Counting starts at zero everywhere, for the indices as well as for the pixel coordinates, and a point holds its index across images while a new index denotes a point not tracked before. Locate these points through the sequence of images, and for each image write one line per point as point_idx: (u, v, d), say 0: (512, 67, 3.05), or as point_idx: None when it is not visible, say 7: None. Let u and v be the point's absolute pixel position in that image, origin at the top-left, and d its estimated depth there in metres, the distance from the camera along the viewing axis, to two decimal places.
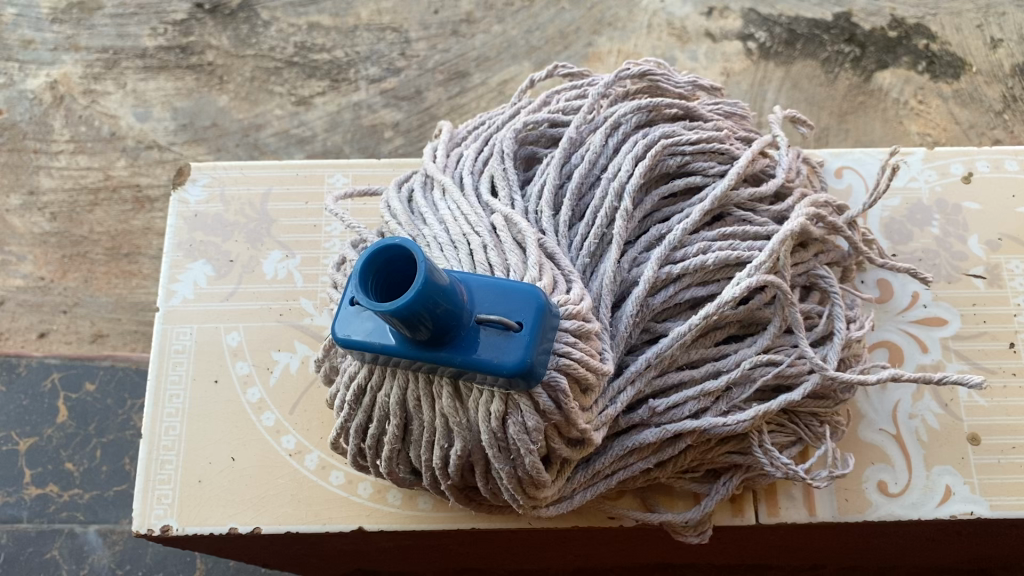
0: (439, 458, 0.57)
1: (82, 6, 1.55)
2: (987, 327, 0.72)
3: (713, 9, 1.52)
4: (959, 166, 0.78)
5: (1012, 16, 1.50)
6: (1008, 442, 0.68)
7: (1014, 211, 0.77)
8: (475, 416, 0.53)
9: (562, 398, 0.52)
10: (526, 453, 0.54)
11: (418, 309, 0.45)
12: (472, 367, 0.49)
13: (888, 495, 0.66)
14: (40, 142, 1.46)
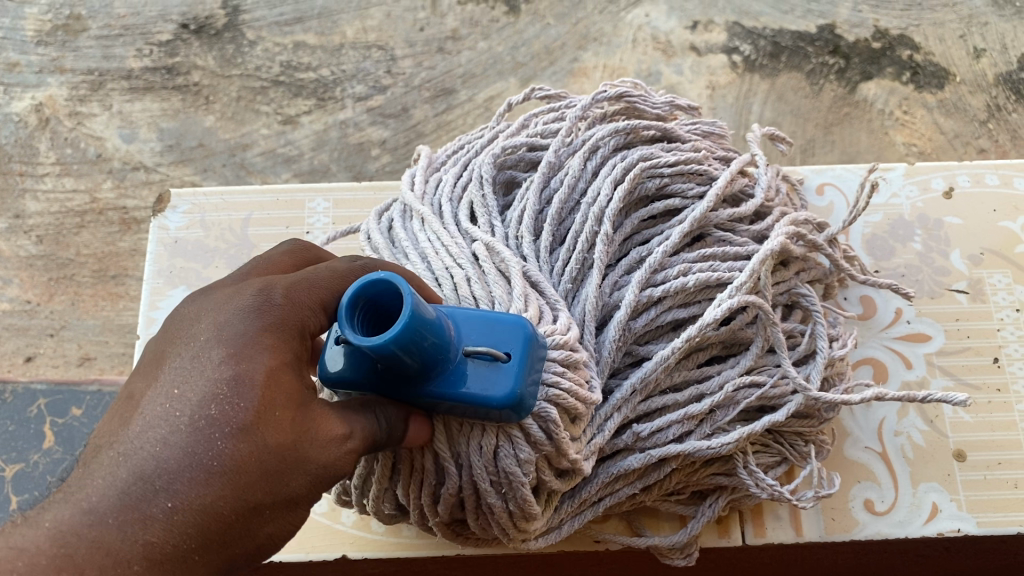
0: (429, 497, 0.56)
1: (67, 29, 1.55)
2: (970, 342, 0.72)
3: (698, 23, 1.53)
4: (939, 181, 0.79)
5: (994, 26, 1.51)
6: (993, 457, 0.68)
7: (996, 225, 0.77)
8: (465, 451, 0.53)
9: (552, 429, 0.52)
10: (519, 486, 0.53)
11: (408, 342, 0.44)
12: (461, 400, 0.49)
13: (875, 514, 0.66)
14: (26, 165, 1.46)
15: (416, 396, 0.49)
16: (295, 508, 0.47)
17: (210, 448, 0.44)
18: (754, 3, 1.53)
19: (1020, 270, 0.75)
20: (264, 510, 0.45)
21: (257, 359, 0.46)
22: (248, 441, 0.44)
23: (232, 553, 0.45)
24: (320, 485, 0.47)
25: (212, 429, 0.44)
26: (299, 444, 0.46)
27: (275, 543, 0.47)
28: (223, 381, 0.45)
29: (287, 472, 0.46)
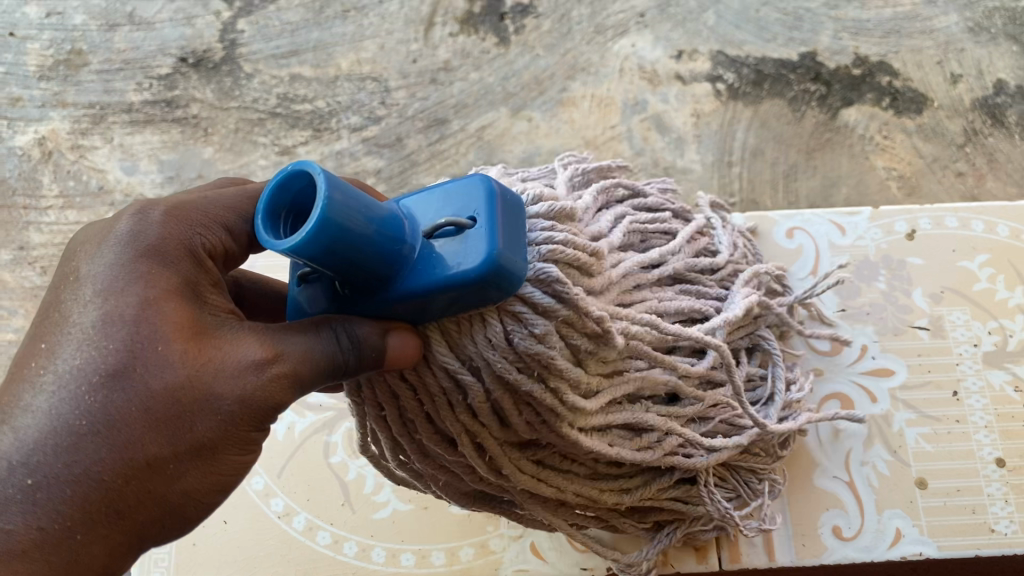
0: (466, 413, 0.58)
1: (68, 63, 1.59)
2: (931, 376, 0.78)
3: (682, 52, 1.57)
4: (903, 223, 0.85)
5: (970, 52, 1.56)
6: (952, 484, 0.74)
7: (956, 263, 0.83)
8: (479, 349, 0.55)
9: (560, 289, 0.53)
10: (548, 359, 0.55)
11: (334, 230, 0.46)
12: (437, 289, 0.50)
13: (843, 539, 0.73)
14: (29, 198, 1.49)
15: (396, 301, 0.52)
16: (213, 451, 0.53)
17: (100, 403, 0.51)
18: (737, 32, 1.58)
19: (977, 306, 0.81)
20: (176, 457, 0.52)
21: (136, 304, 0.53)
22: (134, 387, 0.51)
23: (152, 500, 0.53)
24: (229, 421, 0.53)
25: (97, 383, 0.51)
26: (195, 383, 0.52)
27: (200, 486, 0.54)
28: (106, 338, 0.52)
29: (188, 415, 0.52)
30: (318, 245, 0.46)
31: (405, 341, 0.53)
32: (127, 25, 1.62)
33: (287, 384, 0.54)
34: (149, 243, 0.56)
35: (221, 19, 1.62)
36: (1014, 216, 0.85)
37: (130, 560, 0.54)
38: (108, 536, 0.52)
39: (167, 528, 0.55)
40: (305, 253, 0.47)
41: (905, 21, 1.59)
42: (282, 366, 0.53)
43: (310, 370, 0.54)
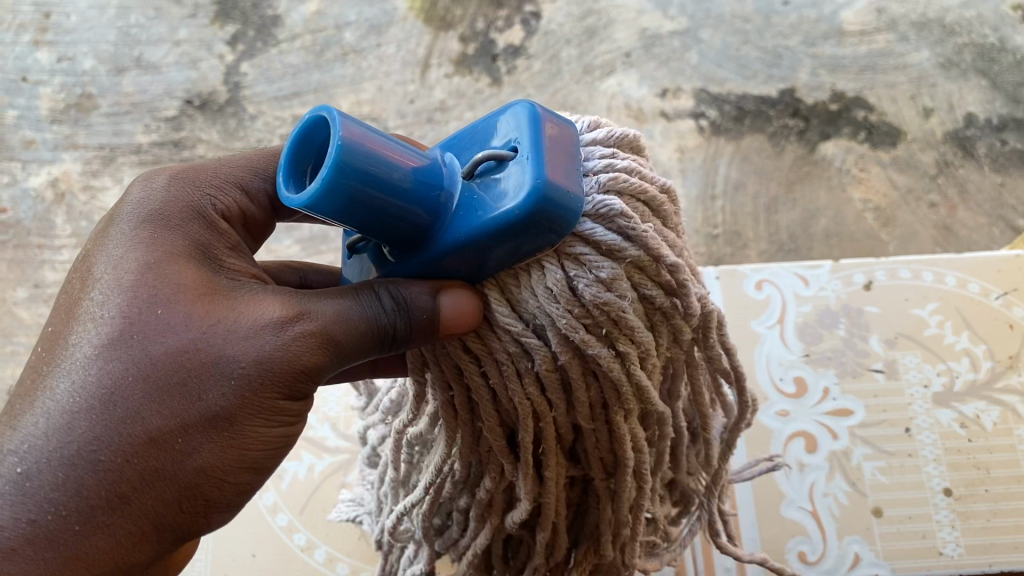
0: (533, 383, 0.59)
1: (79, 107, 1.66)
2: (885, 415, 0.90)
3: (667, 90, 1.64)
4: (860, 275, 0.98)
5: (941, 87, 1.63)
6: (905, 512, 0.85)
7: (908, 311, 0.95)
8: (542, 304, 0.56)
9: (624, 221, 0.55)
10: (616, 312, 0.56)
11: (357, 178, 0.50)
12: (482, 233, 0.52)
13: (807, 562, 0.84)
14: (44, 238, 1.56)
15: (444, 252, 0.55)
16: (229, 422, 0.56)
17: (111, 370, 0.55)
18: (719, 71, 1.65)
19: (929, 350, 0.93)
20: (186, 429, 0.55)
21: (141, 275, 0.58)
22: (138, 358, 0.55)
23: (167, 476, 0.55)
24: (242, 386, 0.56)
25: (100, 360, 0.56)
26: (202, 349, 0.56)
27: (217, 461, 0.57)
28: (119, 311, 0.57)
29: (194, 383, 0.55)
30: (340, 196, 0.50)
31: (462, 300, 0.55)
32: (134, 69, 1.69)
33: (315, 343, 0.56)
34: (158, 213, 0.62)
35: (225, 62, 1.68)
36: (962, 267, 0.98)
37: (154, 545, 0.56)
38: (123, 509, 0.54)
39: (188, 510, 0.56)
40: (328, 206, 0.50)
41: (879, 58, 1.66)
42: (306, 324, 0.57)
43: (345, 330, 0.57)
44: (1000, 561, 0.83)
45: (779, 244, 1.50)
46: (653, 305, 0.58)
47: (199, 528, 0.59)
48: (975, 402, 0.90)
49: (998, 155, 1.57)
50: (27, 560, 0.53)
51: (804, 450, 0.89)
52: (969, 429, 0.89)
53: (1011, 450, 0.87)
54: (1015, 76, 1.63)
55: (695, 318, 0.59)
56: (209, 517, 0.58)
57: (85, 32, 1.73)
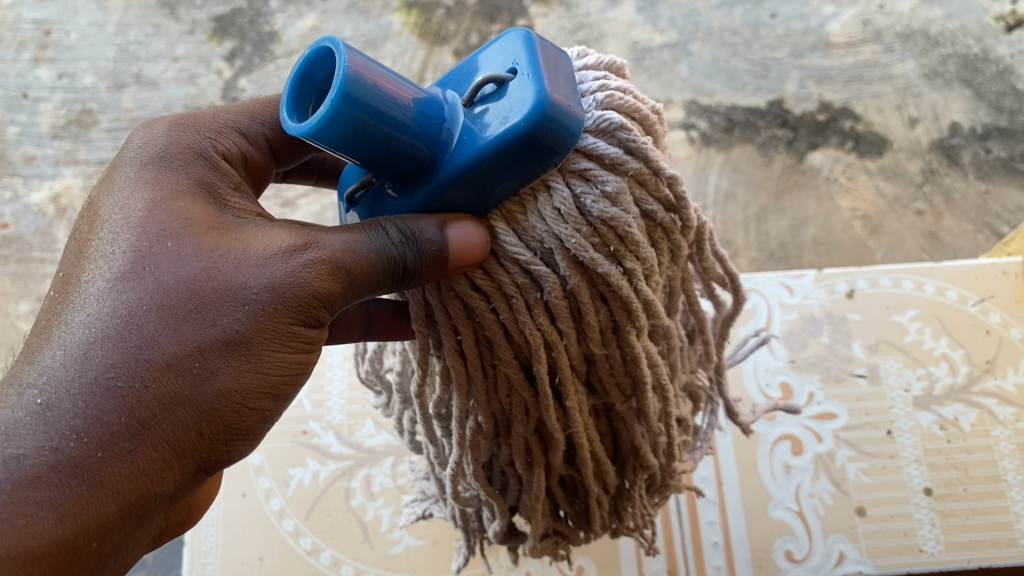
0: (543, 311, 0.60)
1: (79, 123, 1.68)
2: (868, 418, 0.93)
3: (657, 102, 1.67)
4: (843, 284, 1.01)
5: (927, 96, 1.64)
6: (887, 511, 0.88)
7: (889, 318, 0.98)
8: (549, 226, 0.57)
9: (626, 137, 0.57)
10: (622, 225, 0.58)
11: (358, 108, 0.52)
12: (484, 156, 0.53)
13: (794, 560, 0.87)
14: (46, 252, 1.58)
15: (449, 183, 0.56)
16: (245, 346, 0.57)
17: (126, 301, 0.57)
18: (709, 83, 1.67)
19: (909, 355, 0.96)
20: (202, 354, 0.56)
21: (151, 212, 0.60)
22: (151, 288, 0.57)
23: (185, 402, 0.56)
24: (257, 311, 0.57)
25: (115, 292, 0.57)
26: (215, 276, 0.57)
27: (236, 385, 0.57)
28: (131, 247, 0.58)
29: (210, 310, 0.57)
30: (339, 124, 0.52)
31: (468, 231, 0.56)
32: (133, 85, 1.71)
33: (326, 267, 0.57)
34: (162, 157, 0.64)
35: (223, 78, 1.71)
36: (940, 276, 1.01)
37: (177, 473, 0.57)
38: (144, 435, 0.55)
39: (208, 437, 0.57)
40: (329, 134, 0.52)
41: (865, 69, 1.68)
42: (315, 249, 0.58)
43: (359, 256, 0.58)
44: (979, 557, 0.86)
45: (769, 252, 1.52)
46: (654, 221, 0.61)
47: (220, 459, 0.59)
48: (954, 405, 0.93)
49: (982, 163, 1.59)
50: (52, 487, 0.54)
51: (790, 452, 0.92)
52: (948, 431, 0.92)
53: (989, 450, 0.90)
54: (998, 86, 1.64)
55: (693, 230, 0.62)
56: (230, 447, 0.59)
57: (84, 49, 1.75)
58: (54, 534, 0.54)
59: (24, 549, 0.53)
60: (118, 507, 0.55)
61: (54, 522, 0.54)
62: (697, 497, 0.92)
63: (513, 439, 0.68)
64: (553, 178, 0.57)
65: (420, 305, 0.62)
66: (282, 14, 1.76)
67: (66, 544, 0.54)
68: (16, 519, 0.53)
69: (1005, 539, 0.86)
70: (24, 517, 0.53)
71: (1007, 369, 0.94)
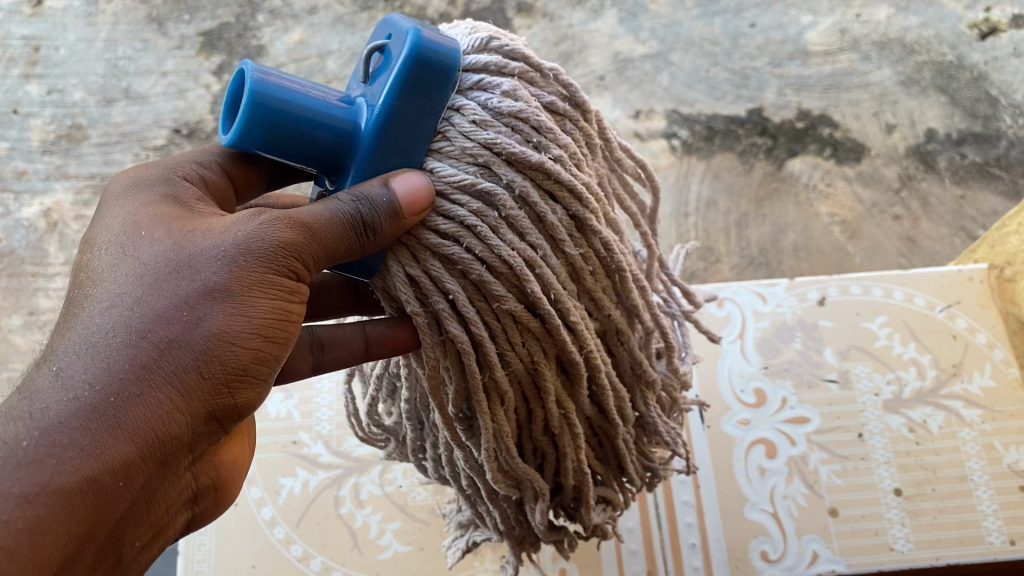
0: (512, 225, 0.61)
1: (69, 137, 1.70)
2: (840, 422, 0.96)
3: (640, 111, 1.69)
4: (814, 292, 1.04)
5: (903, 103, 1.67)
6: (859, 512, 0.91)
7: (859, 324, 1.02)
8: (467, 140, 0.60)
9: (495, 40, 0.62)
10: (529, 113, 0.61)
11: (268, 102, 0.58)
12: (391, 103, 0.58)
13: (769, 560, 0.90)
14: (38, 266, 1.60)
15: (373, 151, 0.59)
16: (230, 290, 0.59)
17: (120, 275, 0.60)
18: (689, 92, 1.70)
19: (879, 361, 0.99)
20: (192, 301, 0.58)
21: (134, 215, 0.64)
22: (140, 262, 0.60)
23: (182, 344, 0.58)
24: (232, 261, 0.59)
25: (114, 270, 0.60)
26: (192, 243, 0.60)
27: (230, 327, 0.59)
28: (125, 237, 0.62)
29: (193, 264, 0.59)
30: (255, 120, 0.58)
31: (408, 181, 0.58)
32: (123, 99, 1.73)
33: (284, 223, 0.59)
34: (137, 179, 0.68)
35: (211, 92, 1.73)
36: (909, 283, 1.04)
37: (189, 413, 0.58)
38: (147, 377, 0.57)
39: (209, 377, 0.58)
40: (250, 133, 0.58)
41: (843, 77, 1.71)
42: (275, 212, 0.60)
43: (319, 215, 0.59)
44: (947, 555, 0.89)
45: (750, 258, 1.55)
46: (557, 114, 0.64)
47: (227, 406, 0.60)
48: (922, 408, 0.96)
49: (958, 168, 1.62)
50: (71, 434, 0.55)
51: (764, 456, 0.95)
52: (917, 433, 0.95)
53: (955, 451, 0.94)
54: (973, 92, 1.67)
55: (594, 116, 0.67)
56: (238, 392, 0.60)
57: (74, 64, 1.77)
58: (83, 472, 0.55)
59: (56, 488, 0.54)
60: (138, 448, 0.56)
61: (81, 462, 0.55)
62: (675, 500, 0.95)
63: (545, 386, 0.66)
64: (452, 101, 0.60)
65: (407, 288, 0.62)
66: (269, 28, 1.78)
67: (94, 483, 0.55)
68: (45, 460, 0.54)
69: (971, 537, 0.89)
70: (53, 458, 0.54)
71: (974, 372, 0.98)
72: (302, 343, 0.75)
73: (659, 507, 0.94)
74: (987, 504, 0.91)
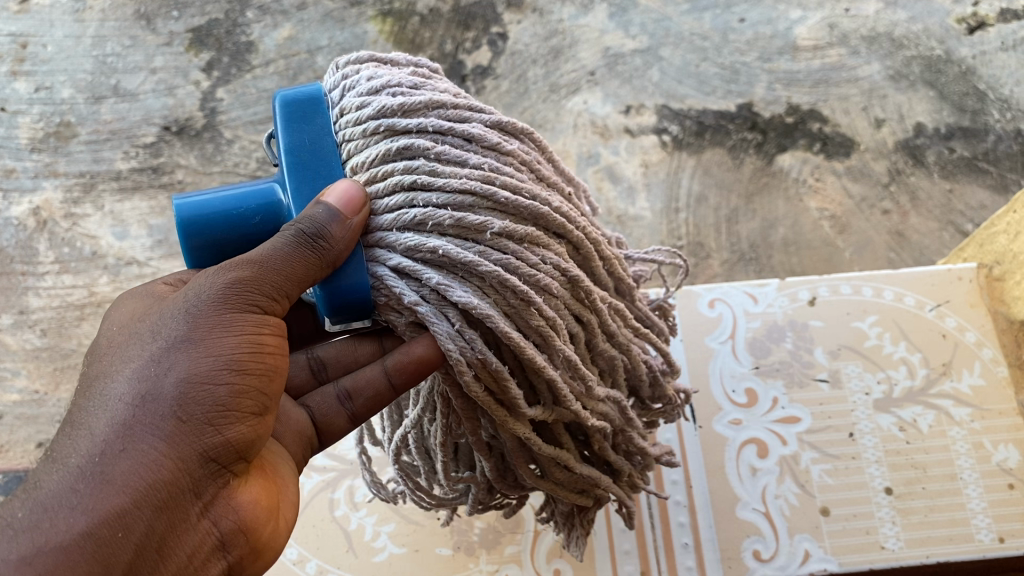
0: (446, 157, 0.63)
1: (58, 135, 1.69)
2: (831, 421, 0.97)
3: (630, 107, 1.69)
4: (805, 292, 1.04)
5: (892, 98, 1.68)
6: (850, 511, 0.92)
7: (850, 324, 1.02)
8: (352, 126, 0.65)
9: (336, 66, 0.70)
10: (387, 77, 0.66)
11: (190, 203, 0.63)
12: (287, 140, 0.64)
13: (761, 560, 0.91)
14: (27, 264, 1.59)
15: (294, 181, 0.63)
16: (194, 337, 0.59)
17: (100, 363, 0.61)
18: (680, 87, 1.70)
19: (869, 359, 1.00)
20: (159, 355, 0.58)
21: (115, 314, 0.66)
22: (116, 345, 0.61)
23: (156, 394, 0.57)
24: (192, 313, 0.60)
25: (96, 361, 0.62)
26: (156, 315, 0.61)
27: (203, 368, 0.58)
28: (105, 332, 0.64)
29: (157, 329, 0.60)
30: (187, 221, 0.63)
31: (340, 191, 0.61)
32: (112, 97, 1.72)
33: (236, 267, 0.60)
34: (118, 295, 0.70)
35: (201, 88, 1.72)
36: (898, 283, 1.04)
37: (178, 456, 0.56)
38: (125, 430, 0.56)
39: (190, 416, 0.57)
40: (196, 241, 0.64)
41: (832, 72, 1.71)
42: (227, 264, 0.61)
43: (263, 252, 0.60)
44: (937, 552, 0.90)
45: (740, 254, 1.55)
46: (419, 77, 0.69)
47: (222, 443, 0.58)
48: (913, 407, 0.97)
49: (946, 162, 1.63)
50: (61, 498, 0.54)
51: (756, 455, 0.96)
52: (908, 432, 0.96)
53: (945, 450, 0.95)
54: (961, 87, 1.68)
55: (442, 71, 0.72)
56: (228, 427, 0.58)
57: (61, 61, 1.76)
58: (78, 528, 0.53)
59: (53, 547, 0.53)
60: (131, 497, 0.55)
61: (73, 520, 0.54)
62: (669, 499, 0.96)
63: (579, 280, 0.64)
64: (333, 117, 0.66)
65: (397, 280, 0.61)
66: (258, 25, 1.77)
67: (91, 538, 0.53)
68: (39, 526, 0.53)
69: (961, 535, 0.90)
70: (47, 523, 0.53)
71: (963, 371, 0.99)
72: (329, 398, 0.70)
73: (652, 506, 0.95)
74: (976, 501, 0.92)
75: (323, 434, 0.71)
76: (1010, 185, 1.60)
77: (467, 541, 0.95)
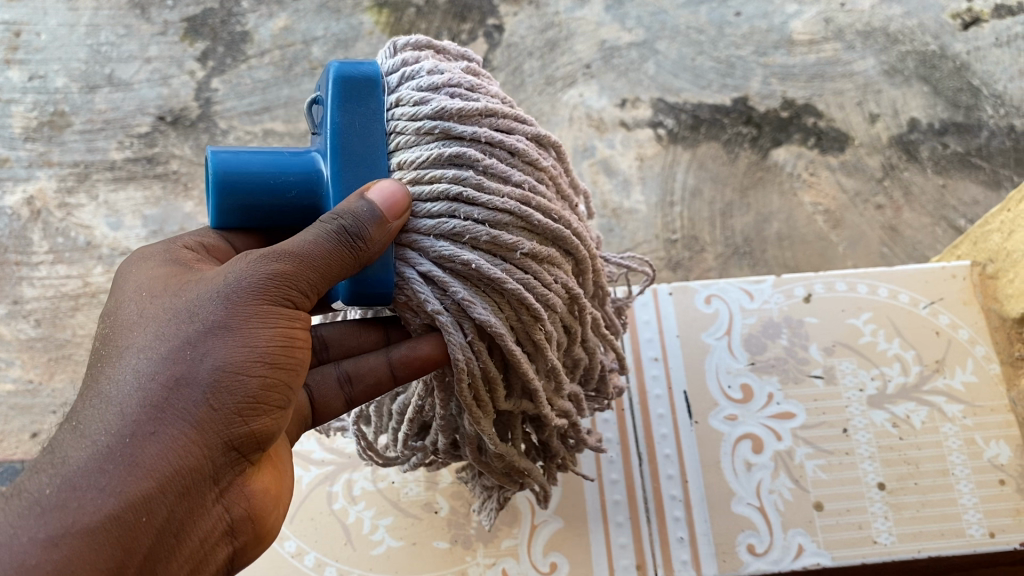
0: (494, 172, 0.62)
1: (52, 125, 1.69)
2: (825, 417, 0.98)
3: (626, 100, 1.69)
4: (801, 289, 1.05)
5: (887, 93, 1.69)
6: (843, 506, 0.93)
7: (845, 320, 1.03)
8: (406, 120, 0.63)
9: (389, 49, 0.68)
10: (446, 76, 0.65)
11: (227, 162, 0.63)
12: (336, 117, 0.63)
13: (755, 554, 0.92)
14: (21, 254, 1.59)
15: (336, 165, 0.63)
16: (230, 324, 0.59)
17: (129, 334, 0.61)
18: (676, 81, 1.70)
19: (862, 356, 1.01)
20: (195, 339, 0.58)
21: (140, 279, 0.65)
22: (145, 318, 0.61)
23: (191, 380, 0.57)
24: (230, 299, 0.59)
25: (123, 331, 0.61)
26: (188, 293, 0.61)
27: (237, 359, 0.58)
28: (132, 299, 0.63)
29: (193, 309, 0.60)
30: (225, 181, 0.63)
31: (388, 192, 0.59)
32: (106, 86, 1.71)
33: (275, 256, 0.60)
34: (135, 252, 0.69)
35: (196, 78, 1.71)
36: (893, 281, 1.05)
37: (205, 444, 0.57)
38: (159, 414, 0.56)
39: (222, 405, 0.57)
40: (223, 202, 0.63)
41: (827, 66, 1.71)
42: (266, 250, 0.61)
43: (302, 244, 0.60)
44: (928, 547, 0.91)
45: (734, 247, 1.56)
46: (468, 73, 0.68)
47: (247, 435, 0.59)
48: (906, 403, 0.98)
49: (940, 158, 1.63)
50: (91, 477, 0.54)
51: (750, 451, 0.97)
52: (901, 428, 0.97)
53: (937, 446, 0.96)
54: (956, 82, 1.68)
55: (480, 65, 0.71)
56: (254, 419, 0.59)
57: (55, 50, 1.75)
58: (104, 510, 0.53)
59: (80, 529, 0.53)
60: (159, 483, 0.55)
61: (101, 503, 0.54)
62: (664, 494, 0.96)
63: (579, 297, 0.66)
64: (387, 103, 0.65)
65: (424, 286, 0.61)
66: (254, 14, 1.76)
67: (117, 520, 0.54)
68: (67, 504, 0.53)
69: (952, 529, 0.91)
70: (74, 501, 0.53)
71: (956, 368, 1.00)
72: (330, 378, 0.70)
73: (647, 501, 0.96)
74: (968, 497, 0.93)
75: (318, 413, 0.71)
76: (1003, 182, 1.61)
77: (466, 534, 0.95)
